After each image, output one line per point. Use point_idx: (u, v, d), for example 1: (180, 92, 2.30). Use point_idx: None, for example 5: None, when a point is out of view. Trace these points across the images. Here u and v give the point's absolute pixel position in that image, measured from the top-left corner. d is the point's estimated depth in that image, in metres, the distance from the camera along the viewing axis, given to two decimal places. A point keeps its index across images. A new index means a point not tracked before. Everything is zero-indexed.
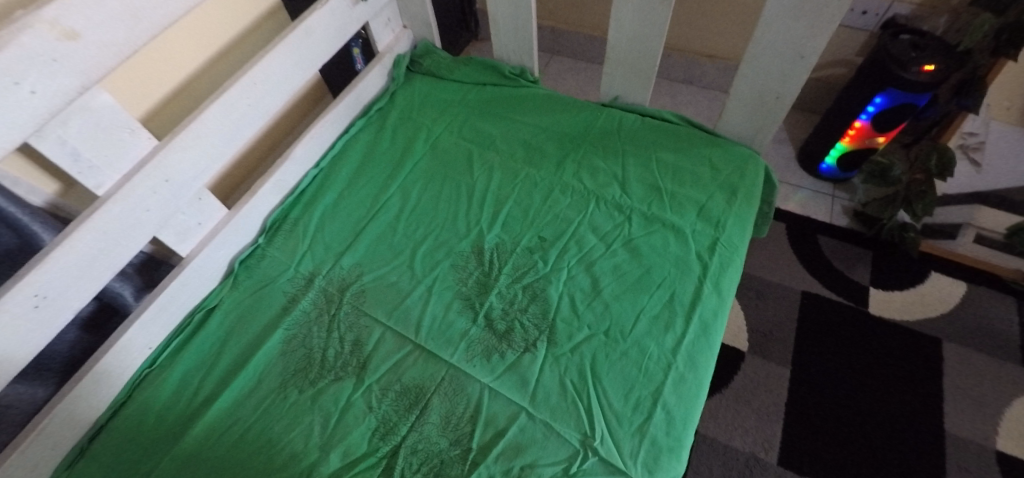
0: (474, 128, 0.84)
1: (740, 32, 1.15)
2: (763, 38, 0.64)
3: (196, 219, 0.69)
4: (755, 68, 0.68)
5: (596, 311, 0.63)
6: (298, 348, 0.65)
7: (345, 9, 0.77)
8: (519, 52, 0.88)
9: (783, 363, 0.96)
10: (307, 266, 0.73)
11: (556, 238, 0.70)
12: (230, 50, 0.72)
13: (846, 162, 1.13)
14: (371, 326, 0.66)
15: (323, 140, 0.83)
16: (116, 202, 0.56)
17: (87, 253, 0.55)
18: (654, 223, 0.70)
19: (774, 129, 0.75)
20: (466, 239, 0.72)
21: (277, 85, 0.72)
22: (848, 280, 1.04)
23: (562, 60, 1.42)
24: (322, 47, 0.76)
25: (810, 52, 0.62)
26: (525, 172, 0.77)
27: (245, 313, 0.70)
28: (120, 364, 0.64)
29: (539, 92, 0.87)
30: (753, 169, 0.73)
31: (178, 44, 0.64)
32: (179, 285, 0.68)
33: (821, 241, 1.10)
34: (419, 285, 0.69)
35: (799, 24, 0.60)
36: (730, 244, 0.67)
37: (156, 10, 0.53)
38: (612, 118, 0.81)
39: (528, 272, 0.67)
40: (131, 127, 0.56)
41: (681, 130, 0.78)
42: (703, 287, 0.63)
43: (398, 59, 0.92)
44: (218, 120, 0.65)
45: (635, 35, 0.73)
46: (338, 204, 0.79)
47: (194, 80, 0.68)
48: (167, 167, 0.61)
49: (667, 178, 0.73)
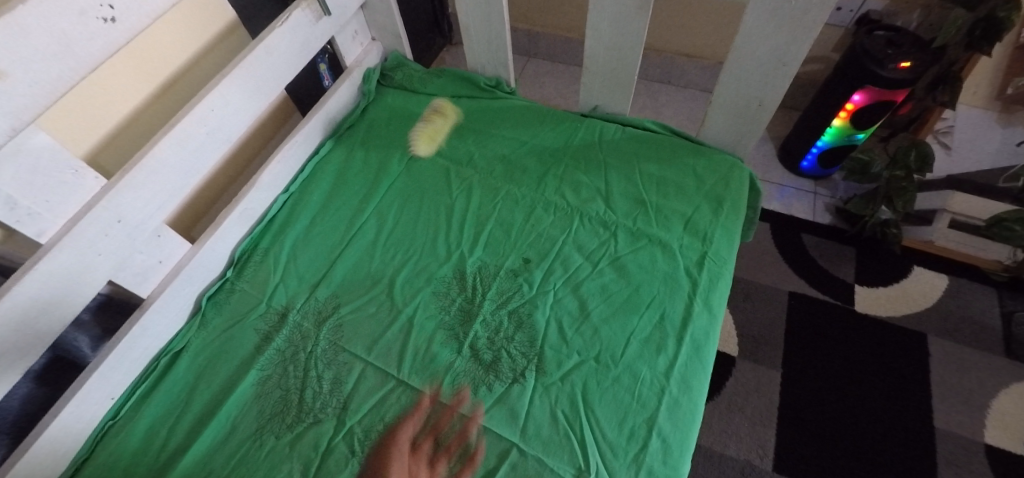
0: (451, 145, 0.81)
1: (718, 33, 1.14)
2: (743, 46, 0.62)
3: (156, 257, 0.64)
4: (736, 76, 0.66)
5: (585, 335, 0.61)
6: (274, 390, 0.62)
7: (309, 25, 0.73)
8: (494, 63, 0.85)
9: (773, 366, 0.95)
10: (280, 299, 0.69)
11: (541, 259, 0.67)
12: (184, 73, 0.68)
13: (827, 160, 1.13)
14: (351, 362, 0.63)
15: (292, 163, 0.79)
16: (61, 250, 0.52)
17: (34, 307, 0.51)
18: (640, 239, 0.68)
19: (757, 136, 0.73)
20: (447, 264, 0.69)
21: (238, 109, 0.67)
22: (834, 278, 1.04)
23: (538, 62, 1.39)
24: (285, 67, 0.72)
25: (792, 60, 0.61)
26: (506, 190, 0.74)
27: (215, 354, 0.66)
28: (79, 418, 0.59)
29: (516, 103, 0.84)
30: (738, 177, 0.72)
31: (124, 72, 0.59)
32: (140, 330, 0.64)
33: (806, 240, 1.10)
34: (399, 315, 0.65)
35: (779, 32, 0.58)
36: (719, 257, 0.65)
37: (93, 40, 0.49)
38: (592, 128, 0.79)
39: (514, 297, 0.65)
40: (75, 167, 0.52)
41: (663, 139, 0.76)
42: (693, 305, 0.62)
43: (368, 74, 0.88)
44: (174, 152, 0.61)
45: (613, 45, 0.70)
46: (311, 230, 0.75)
47: (145, 108, 0.64)
48: (119, 206, 0.56)
49: (651, 191, 0.71)
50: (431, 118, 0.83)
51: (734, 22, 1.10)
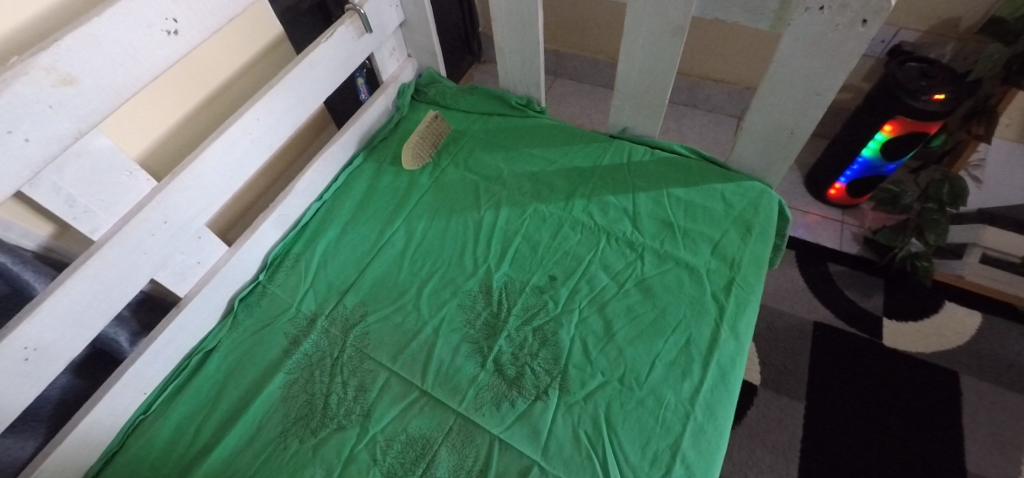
0: (481, 161, 0.82)
1: (752, 60, 1.14)
2: (777, 75, 0.62)
3: (195, 258, 0.67)
4: (767, 104, 0.66)
5: (610, 356, 0.61)
6: (300, 394, 0.63)
7: (351, 41, 0.76)
8: (526, 82, 0.87)
9: (797, 397, 0.93)
10: (309, 304, 0.71)
11: (567, 276, 0.68)
12: (232, 83, 0.71)
13: (854, 190, 1.12)
14: (375, 370, 0.64)
15: (326, 172, 0.81)
16: (111, 247, 0.54)
17: (81, 300, 0.53)
18: (667, 261, 0.68)
19: (788, 163, 0.73)
20: (473, 277, 0.70)
21: (281, 119, 0.70)
22: (861, 310, 1.02)
23: (564, 82, 1.41)
24: (327, 81, 0.75)
25: (826, 90, 0.61)
26: (534, 207, 0.75)
27: (244, 355, 0.67)
28: (113, 412, 0.61)
29: (546, 122, 0.85)
30: (767, 204, 0.72)
31: (180, 81, 0.62)
32: (176, 328, 0.66)
33: (832, 270, 1.08)
34: (424, 326, 0.66)
35: (814, 63, 0.58)
36: (747, 283, 0.65)
37: (157, 52, 0.52)
38: (621, 150, 0.80)
39: (539, 313, 0.65)
40: (130, 169, 0.54)
41: (692, 163, 0.77)
42: (720, 331, 0.61)
43: (403, 89, 0.91)
44: (219, 158, 0.63)
45: (645, 70, 0.72)
46: (342, 238, 0.77)
47: (196, 115, 0.67)
48: (166, 208, 0.59)
49: (679, 214, 0.72)
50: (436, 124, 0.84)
51: (768, 50, 1.10)
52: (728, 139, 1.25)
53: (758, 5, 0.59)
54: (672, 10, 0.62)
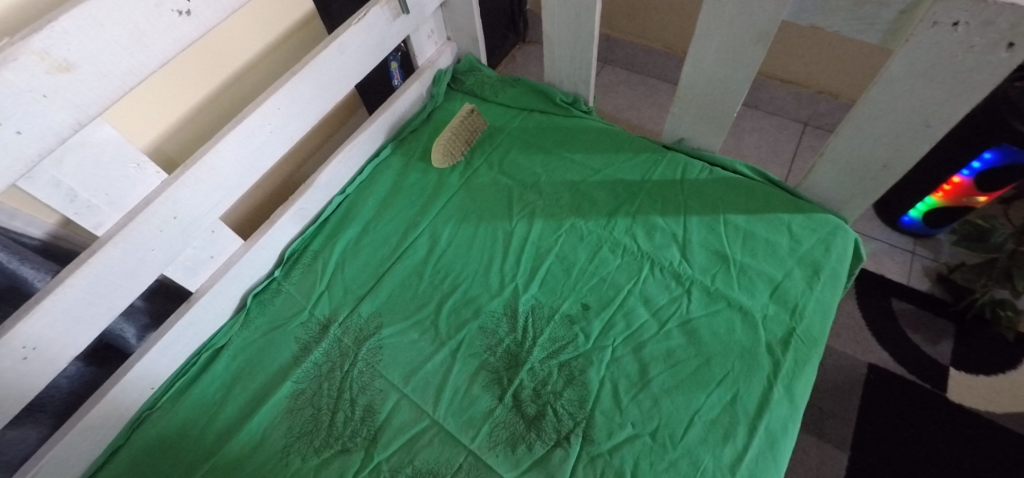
0: (517, 164, 0.75)
1: (844, 68, 0.95)
2: (879, 98, 0.52)
3: (208, 252, 0.63)
4: (859, 130, 0.56)
5: (642, 406, 0.54)
6: (306, 406, 0.60)
7: (385, 23, 0.69)
8: (574, 78, 0.79)
9: (841, 446, 0.85)
10: (323, 309, 0.66)
11: (602, 307, 0.61)
12: (254, 65, 0.66)
13: (935, 219, 0.97)
14: (386, 390, 0.59)
15: (351, 164, 0.76)
16: (116, 244, 0.50)
17: (83, 299, 0.50)
18: (717, 301, 0.60)
19: (872, 198, 0.63)
20: (498, 297, 0.64)
21: (304, 108, 0.64)
22: (924, 355, 0.92)
23: (614, 70, 1.30)
24: (356, 66, 0.68)
25: (940, 122, 0.50)
26: (571, 222, 0.68)
27: (254, 357, 0.64)
28: (119, 406, 0.59)
29: (593, 124, 0.77)
30: (841, 243, 0.62)
31: (197, 63, 0.57)
32: (185, 324, 0.63)
33: (896, 306, 0.97)
34: (441, 347, 0.61)
35: (929, 89, 0.48)
36: (809, 336, 0.56)
37: (166, 35, 0.46)
38: (674, 164, 0.71)
39: (567, 346, 0.59)
40: (137, 161, 0.50)
41: (755, 186, 0.67)
42: (772, 391, 0.54)
43: (439, 75, 0.84)
44: (235, 149, 0.58)
45: (714, 78, 0.62)
46: (362, 238, 0.72)
47: (214, 100, 0.62)
48: (176, 203, 0.54)
49: (736, 245, 0.63)
50: (470, 119, 0.77)
51: (875, 68, 0.91)
52: (791, 147, 1.08)
53: (869, 12, 0.48)
54: (759, 11, 0.52)
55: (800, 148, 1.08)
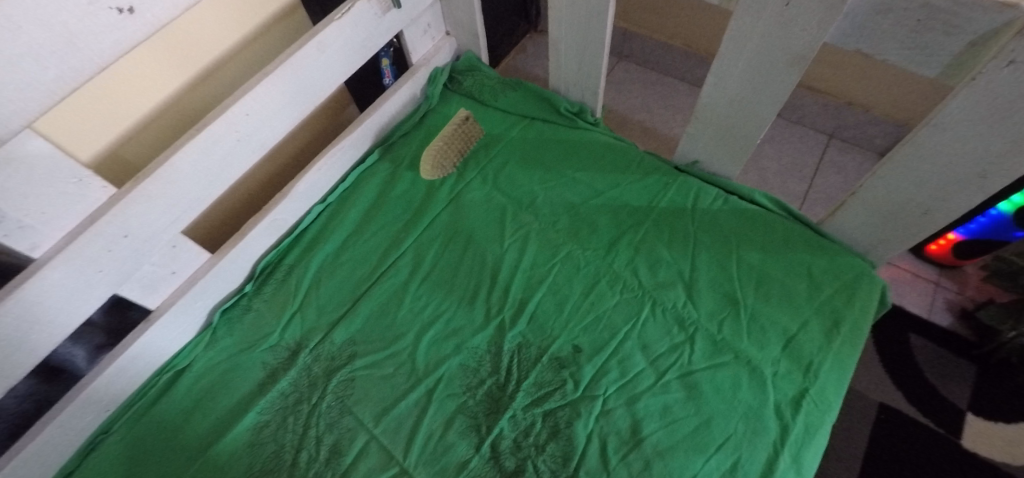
0: (514, 180, 0.69)
1: (888, 83, 0.86)
2: (929, 140, 0.45)
3: (169, 268, 0.58)
4: (900, 171, 0.49)
5: (633, 468, 0.49)
6: (268, 441, 0.55)
7: (373, 18, 0.62)
8: (582, 87, 0.72)
9: None
10: (294, 332, 0.61)
11: (595, 351, 0.55)
12: (221, 66, 0.60)
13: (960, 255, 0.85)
14: (354, 429, 0.55)
15: (333, 171, 0.70)
16: (55, 267, 0.45)
17: (18, 326, 0.45)
18: (723, 353, 0.54)
19: (904, 245, 0.57)
20: (482, 332, 0.58)
21: (278, 112, 0.58)
22: (940, 399, 0.80)
23: (628, 67, 1.20)
24: (339, 66, 0.61)
25: (999, 174, 0.44)
26: (567, 250, 0.62)
27: (216, 382, 0.60)
28: (68, 432, 0.55)
29: (599, 138, 0.70)
30: (866, 291, 0.56)
31: (152, 63, 0.51)
32: (144, 343, 0.58)
33: (913, 341, 0.85)
34: (417, 385, 0.56)
35: (991, 137, 0.42)
36: (823, 399, 0.50)
37: (103, 36, 0.40)
38: (686, 189, 0.64)
39: (554, 393, 0.54)
40: (78, 176, 0.45)
41: (775, 221, 0.61)
42: (779, 460, 0.48)
43: (434, 74, 0.77)
44: (196, 160, 0.52)
45: (738, 100, 0.55)
46: (340, 254, 0.66)
47: (175, 100, 0.56)
48: (127, 219, 0.49)
49: (748, 288, 0.57)
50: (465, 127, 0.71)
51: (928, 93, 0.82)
52: (813, 162, 0.99)
53: (929, 42, 0.42)
54: (797, 32, 0.45)
55: (823, 163, 0.98)
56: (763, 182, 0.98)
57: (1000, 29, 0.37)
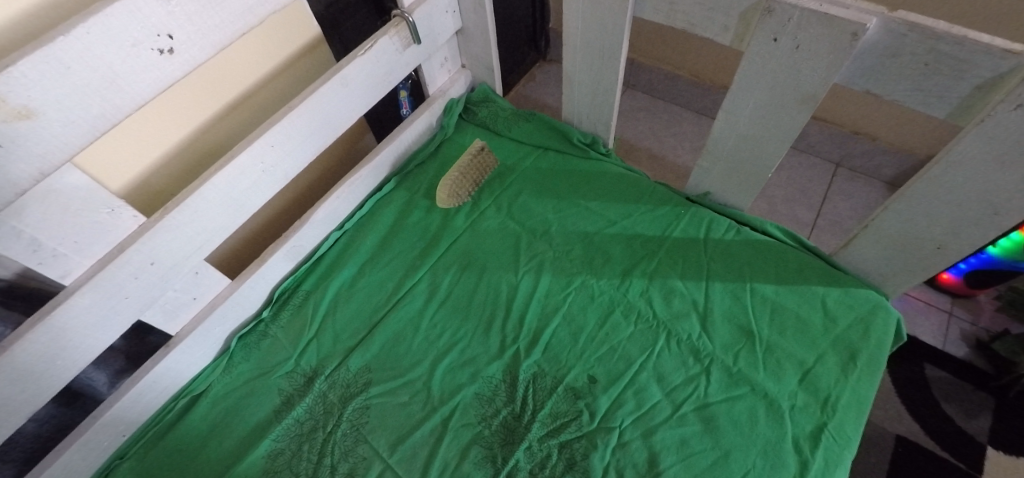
0: (528, 209, 0.70)
1: (891, 114, 0.87)
2: (940, 176, 0.46)
3: (190, 294, 0.59)
4: (911, 206, 0.50)
5: None
6: (282, 470, 0.55)
7: (394, 53, 0.64)
8: (594, 119, 0.74)
9: None
10: (309, 359, 0.62)
11: (610, 382, 0.55)
12: (247, 99, 0.62)
13: (975, 281, 0.83)
14: (369, 458, 0.54)
15: (351, 199, 0.71)
16: (85, 294, 0.46)
17: (47, 352, 0.46)
18: (739, 385, 0.54)
19: (917, 277, 0.58)
20: (497, 361, 0.59)
21: (302, 144, 0.60)
22: (958, 431, 0.78)
23: (635, 95, 1.23)
24: (361, 99, 0.63)
25: (1011, 211, 0.45)
26: (581, 279, 0.63)
27: (232, 409, 0.60)
28: (85, 458, 0.55)
29: (611, 168, 0.72)
30: (881, 323, 0.56)
31: (182, 100, 0.54)
32: (164, 368, 0.59)
33: (929, 372, 0.84)
34: (432, 414, 0.56)
35: (1002, 176, 0.43)
36: (842, 434, 0.50)
37: (143, 76, 0.42)
38: (699, 220, 0.65)
39: (569, 424, 0.53)
40: (111, 206, 0.47)
41: (788, 252, 0.61)
42: None
43: (450, 105, 0.79)
44: (223, 190, 0.54)
45: (749, 135, 0.57)
46: (356, 282, 0.67)
47: (204, 133, 0.59)
48: (155, 247, 0.50)
49: (763, 320, 0.57)
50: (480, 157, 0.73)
51: (932, 122, 0.83)
52: (821, 190, 1.00)
53: (937, 85, 0.43)
54: (806, 73, 0.47)
55: (830, 192, 0.99)
56: (772, 210, 0.98)
57: (1008, 74, 0.38)
